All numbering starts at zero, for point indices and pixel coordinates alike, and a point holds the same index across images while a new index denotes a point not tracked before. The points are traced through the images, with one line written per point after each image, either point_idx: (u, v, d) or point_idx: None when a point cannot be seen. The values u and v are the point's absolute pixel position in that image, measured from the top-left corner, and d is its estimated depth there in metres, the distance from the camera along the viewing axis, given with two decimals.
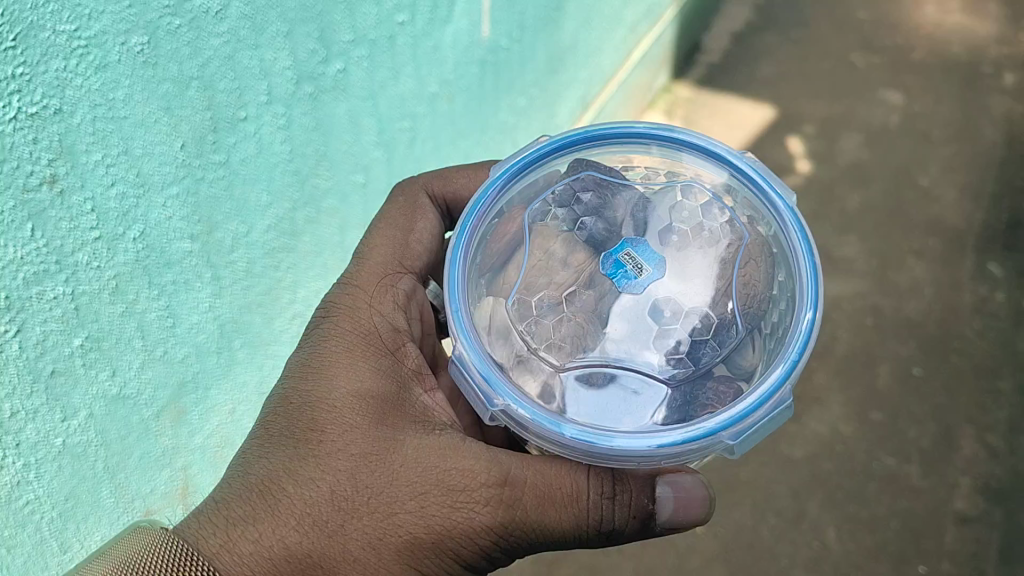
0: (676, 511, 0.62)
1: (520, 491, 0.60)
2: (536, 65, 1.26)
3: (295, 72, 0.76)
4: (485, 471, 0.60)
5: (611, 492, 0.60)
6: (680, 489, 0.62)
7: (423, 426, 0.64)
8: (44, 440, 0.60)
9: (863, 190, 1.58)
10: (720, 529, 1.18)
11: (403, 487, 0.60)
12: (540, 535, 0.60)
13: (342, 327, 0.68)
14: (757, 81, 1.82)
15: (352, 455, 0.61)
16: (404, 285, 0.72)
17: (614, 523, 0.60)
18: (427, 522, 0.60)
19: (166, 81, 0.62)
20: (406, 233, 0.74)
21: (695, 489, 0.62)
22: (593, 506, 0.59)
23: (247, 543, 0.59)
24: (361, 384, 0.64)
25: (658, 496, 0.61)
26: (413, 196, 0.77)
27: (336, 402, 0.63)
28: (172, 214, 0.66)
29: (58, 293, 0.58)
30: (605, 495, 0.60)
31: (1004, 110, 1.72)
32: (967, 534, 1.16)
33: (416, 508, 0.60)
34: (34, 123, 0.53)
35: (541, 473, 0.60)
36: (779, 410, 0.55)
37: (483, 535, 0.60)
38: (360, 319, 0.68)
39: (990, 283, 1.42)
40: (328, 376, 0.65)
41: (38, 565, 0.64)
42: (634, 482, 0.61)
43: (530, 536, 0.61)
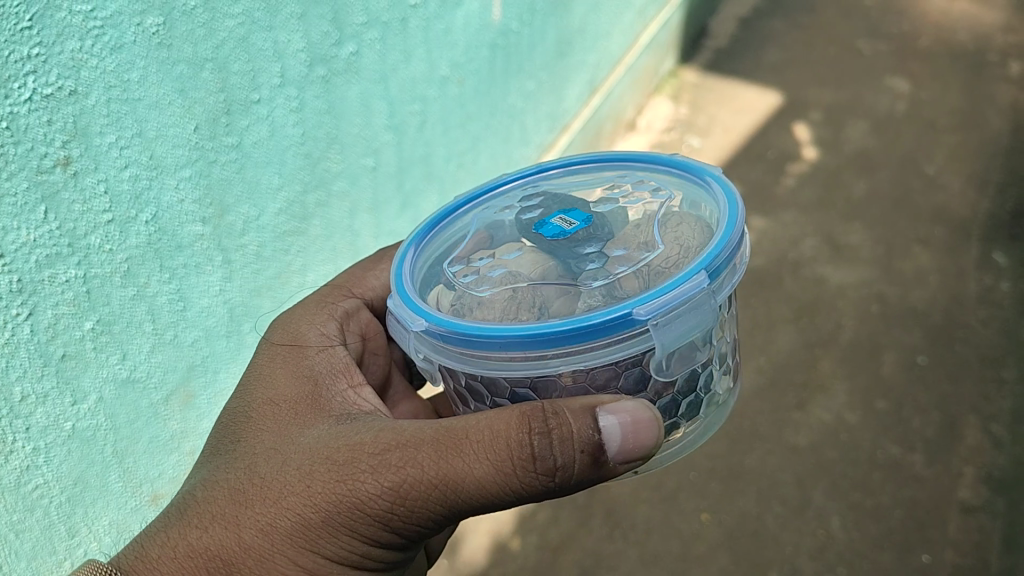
0: (630, 437, 0.47)
1: (415, 446, 0.50)
2: (546, 47, 1.25)
3: (308, 55, 0.75)
4: (385, 435, 0.52)
5: (542, 427, 0.47)
6: (626, 410, 0.47)
7: (338, 417, 0.57)
8: (54, 424, 0.60)
9: (870, 177, 1.57)
10: (725, 517, 1.18)
11: (293, 467, 0.53)
12: (452, 494, 0.49)
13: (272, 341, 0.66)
14: (763, 69, 1.81)
15: (255, 454, 0.56)
16: (347, 304, 0.70)
17: (551, 462, 0.48)
18: (316, 500, 0.52)
19: (180, 63, 0.62)
20: (364, 271, 0.74)
21: (637, 412, 0.47)
22: (515, 445, 0.47)
23: (154, 547, 0.53)
24: (279, 391, 0.60)
25: (600, 426, 0.47)
26: (384, 252, 0.76)
27: (252, 411, 0.59)
28: (184, 196, 0.65)
29: (70, 276, 0.57)
30: (529, 431, 0.47)
31: (1011, 99, 1.71)
32: (972, 523, 1.14)
33: (303, 485, 0.52)
34: (48, 104, 0.53)
35: (445, 423, 0.50)
36: (698, 297, 0.47)
37: (387, 508, 0.50)
38: (290, 330, 0.66)
39: (995, 272, 1.41)
40: (246, 383, 0.62)
41: (45, 550, 0.63)
42: (570, 413, 0.47)
43: (440, 499, 0.50)
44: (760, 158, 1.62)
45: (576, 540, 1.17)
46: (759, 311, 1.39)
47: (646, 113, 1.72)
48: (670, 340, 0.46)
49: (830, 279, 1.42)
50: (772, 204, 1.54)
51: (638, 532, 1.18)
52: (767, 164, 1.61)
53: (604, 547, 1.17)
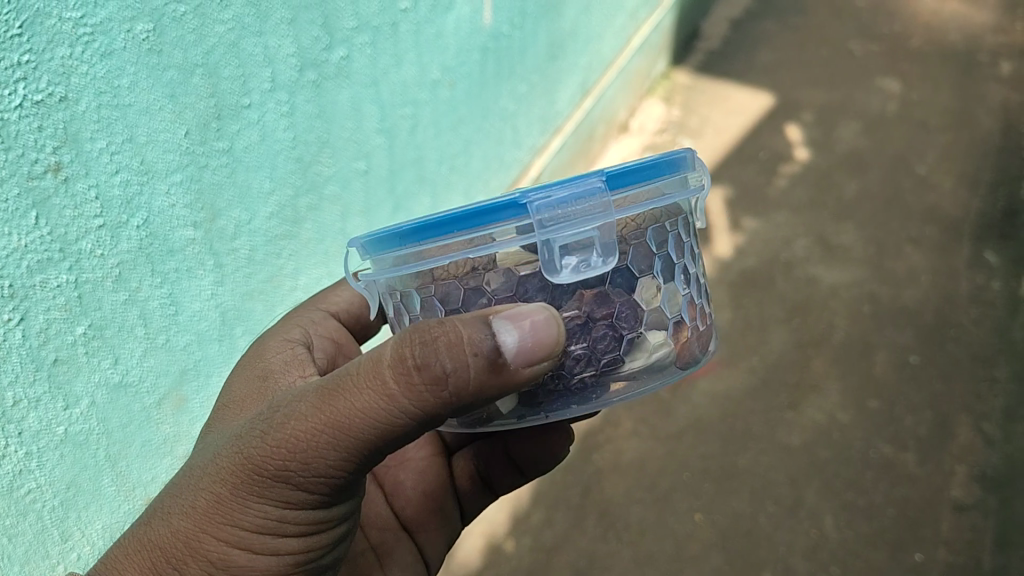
0: (526, 345, 0.45)
1: (300, 400, 0.49)
2: (538, 50, 1.26)
3: (299, 59, 0.75)
4: (288, 392, 0.51)
5: (420, 340, 0.45)
6: (523, 322, 0.45)
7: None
8: (46, 429, 0.60)
9: (861, 177, 1.58)
10: (718, 517, 1.18)
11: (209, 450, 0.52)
12: (343, 436, 0.47)
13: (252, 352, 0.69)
14: (755, 70, 1.82)
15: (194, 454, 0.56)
16: (312, 314, 0.72)
17: (438, 369, 0.45)
18: (219, 474, 0.50)
19: (170, 68, 0.62)
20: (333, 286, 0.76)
21: (535, 314, 0.46)
22: (395, 363, 0.46)
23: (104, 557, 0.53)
24: (235, 394, 0.61)
25: (495, 332, 0.45)
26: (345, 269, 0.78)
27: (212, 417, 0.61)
28: (176, 201, 0.66)
29: (61, 281, 0.58)
30: (404, 360, 0.46)
31: (1001, 99, 1.72)
32: (964, 521, 1.15)
33: (213, 464, 0.51)
34: (38, 111, 0.53)
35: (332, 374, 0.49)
36: (590, 186, 0.48)
37: (288, 465, 0.48)
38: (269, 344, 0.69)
39: (986, 271, 1.42)
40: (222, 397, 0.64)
41: (38, 554, 0.63)
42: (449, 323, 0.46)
43: (333, 442, 0.47)
44: (752, 159, 1.63)
45: (570, 542, 1.18)
46: (752, 311, 1.39)
47: (638, 115, 1.73)
48: (552, 225, 0.48)
49: (822, 279, 1.42)
50: (764, 205, 1.55)
51: (632, 532, 1.18)
52: (759, 165, 1.62)
53: (598, 548, 1.17)
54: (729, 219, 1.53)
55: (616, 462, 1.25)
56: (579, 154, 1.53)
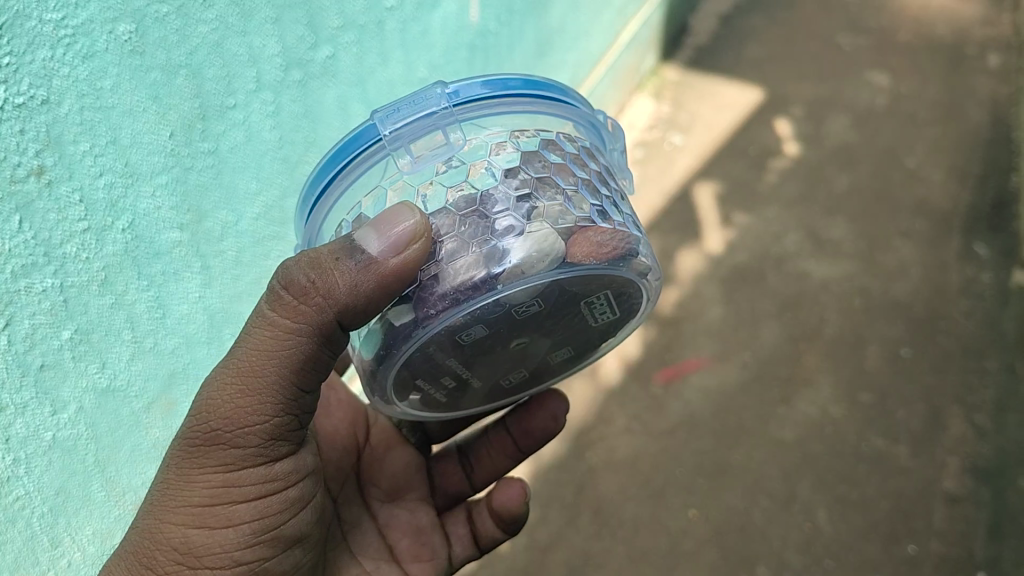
0: (388, 243, 0.51)
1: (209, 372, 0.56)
2: (526, 47, 1.25)
3: (284, 59, 0.75)
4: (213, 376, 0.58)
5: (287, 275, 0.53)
6: (388, 233, 0.51)
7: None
8: (33, 435, 0.60)
9: (851, 171, 1.58)
10: (712, 512, 1.19)
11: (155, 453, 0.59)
12: (250, 386, 0.54)
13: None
14: (743, 65, 1.82)
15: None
16: None
17: (302, 281, 0.52)
18: (165, 461, 0.57)
19: (154, 70, 0.62)
20: None
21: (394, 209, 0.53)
22: (276, 299, 0.53)
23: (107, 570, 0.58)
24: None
25: (358, 237, 0.53)
26: None
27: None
28: (161, 204, 0.65)
29: (46, 285, 0.57)
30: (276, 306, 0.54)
31: (989, 92, 1.72)
32: (956, 513, 1.16)
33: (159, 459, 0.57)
34: (20, 114, 0.52)
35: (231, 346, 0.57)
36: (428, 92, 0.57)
37: (213, 426, 0.55)
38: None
39: (976, 263, 1.42)
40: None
41: (29, 561, 0.63)
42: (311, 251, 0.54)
43: (246, 389, 0.55)
44: (741, 154, 1.63)
45: (564, 539, 1.18)
46: (743, 306, 1.39)
47: (628, 111, 1.72)
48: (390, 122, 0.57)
49: (812, 273, 1.42)
50: (754, 200, 1.55)
51: (626, 529, 1.18)
52: (749, 161, 1.62)
53: (593, 545, 1.17)
54: (719, 214, 1.52)
55: (608, 460, 1.25)
56: None
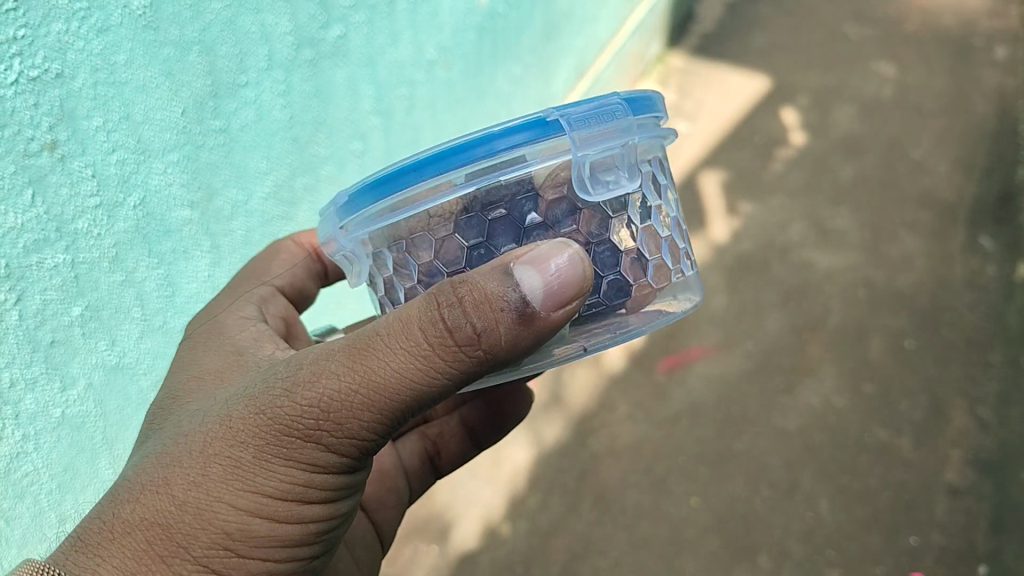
0: (556, 278, 0.43)
1: (328, 356, 0.45)
2: (533, 31, 1.24)
3: (295, 37, 0.74)
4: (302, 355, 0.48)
5: (449, 299, 0.43)
6: (544, 256, 0.44)
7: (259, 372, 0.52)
8: (43, 411, 0.59)
9: (856, 161, 1.58)
10: (714, 500, 1.18)
11: (207, 412, 0.49)
12: (375, 372, 0.44)
13: (197, 339, 0.61)
14: (750, 53, 1.81)
15: (176, 426, 0.50)
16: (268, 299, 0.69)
17: (468, 330, 0.43)
18: (251, 449, 0.46)
19: (167, 46, 0.61)
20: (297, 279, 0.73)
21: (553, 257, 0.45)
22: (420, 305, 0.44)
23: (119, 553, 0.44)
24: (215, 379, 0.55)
25: (523, 287, 0.43)
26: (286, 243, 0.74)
27: (184, 398, 0.54)
28: (172, 180, 0.65)
29: (58, 261, 0.57)
30: (437, 306, 0.43)
31: (996, 83, 1.72)
32: (959, 505, 1.16)
33: (223, 427, 0.46)
34: (34, 87, 0.52)
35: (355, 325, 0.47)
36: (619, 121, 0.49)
37: (325, 426, 0.45)
38: (211, 327, 0.62)
39: (981, 255, 1.42)
40: (188, 381, 0.56)
41: (37, 537, 0.63)
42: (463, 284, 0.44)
43: (367, 397, 0.45)
44: (747, 143, 1.62)
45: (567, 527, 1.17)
46: (747, 295, 1.39)
47: None
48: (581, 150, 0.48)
49: (817, 263, 1.42)
50: (760, 188, 1.54)
51: (628, 517, 1.17)
52: (755, 150, 1.61)
53: (594, 532, 1.17)
54: (725, 202, 1.52)
55: (612, 447, 1.25)
56: None
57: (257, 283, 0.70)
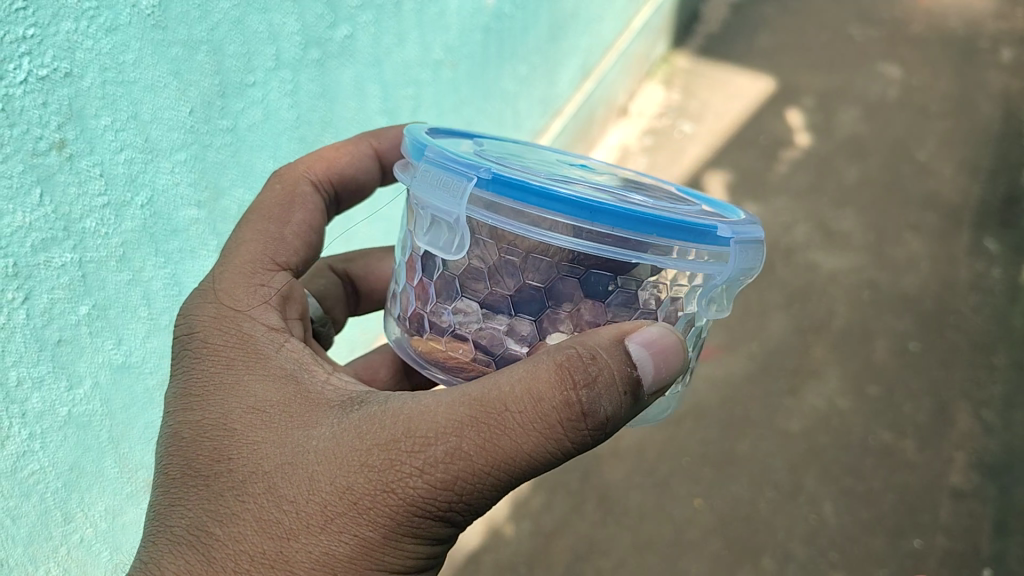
0: (662, 360, 0.44)
1: (456, 432, 0.43)
2: (539, 31, 1.24)
3: (303, 37, 0.74)
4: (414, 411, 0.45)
5: (585, 377, 0.42)
6: (655, 338, 0.44)
7: (341, 406, 0.48)
8: (49, 410, 0.59)
9: (861, 163, 1.58)
10: (718, 502, 1.18)
11: (303, 466, 0.45)
12: (510, 458, 0.43)
13: (211, 342, 0.52)
14: (754, 54, 1.81)
15: (265, 476, 0.46)
16: (280, 284, 0.57)
17: (600, 414, 0.43)
18: (371, 517, 0.44)
19: (175, 45, 0.61)
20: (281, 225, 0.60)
21: (665, 337, 0.45)
22: (560, 384, 0.42)
23: None
24: (262, 396, 0.49)
25: (637, 361, 0.44)
26: (294, 182, 0.64)
27: (234, 424, 0.48)
28: (179, 179, 0.65)
29: (65, 260, 0.57)
30: (573, 386, 0.42)
31: (1002, 85, 1.71)
32: (962, 508, 1.16)
33: (344, 499, 0.44)
34: (43, 86, 0.52)
35: (474, 386, 0.44)
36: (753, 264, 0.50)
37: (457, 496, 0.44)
38: (226, 328, 0.52)
39: (986, 258, 1.42)
40: (224, 392, 0.50)
41: (42, 536, 0.63)
42: (608, 357, 0.43)
43: (501, 472, 0.44)
44: (752, 144, 1.62)
45: (569, 527, 1.17)
46: (752, 296, 1.39)
47: (637, 99, 1.72)
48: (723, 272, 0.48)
49: (822, 265, 1.42)
50: (765, 190, 1.54)
51: (631, 518, 1.17)
52: (759, 151, 1.61)
53: (597, 532, 1.16)
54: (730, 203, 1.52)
55: (615, 447, 1.24)
56: (579, 137, 1.52)
57: (258, 256, 0.57)
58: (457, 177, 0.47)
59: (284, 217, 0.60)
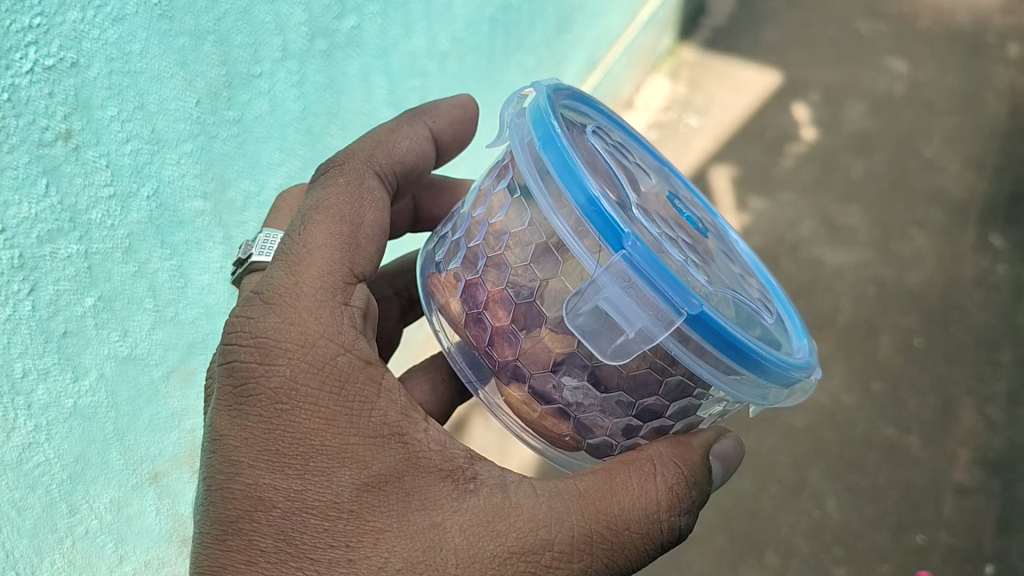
0: (718, 471, 0.59)
1: (589, 547, 0.51)
2: (545, 24, 1.24)
3: (310, 28, 0.74)
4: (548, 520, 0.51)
5: (687, 498, 0.54)
6: (720, 458, 0.58)
7: (453, 486, 0.52)
8: (55, 401, 0.59)
9: (867, 158, 1.57)
10: (722, 497, 1.18)
11: (442, 566, 0.49)
12: (626, 565, 0.53)
13: (305, 391, 0.51)
14: (761, 47, 1.80)
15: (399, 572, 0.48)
16: (359, 301, 0.56)
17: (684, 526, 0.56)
18: None
19: (182, 35, 0.60)
20: (353, 228, 0.58)
21: (725, 454, 0.59)
22: (671, 505, 0.53)
23: None
24: (376, 474, 0.50)
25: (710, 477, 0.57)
26: (357, 175, 0.61)
27: (351, 505, 0.49)
28: (186, 171, 0.64)
29: (71, 252, 0.57)
30: (680, 509, 0.54)
31: (1009, 81, 1.71)
32: (966, 505, 1.16)
33: None
34: (49, 76, 0.52)
35: (597, 498, 0.52)
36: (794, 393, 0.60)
37: None
38: (320, 370, 0.51)
39: (992, 254, 1.41)
40: (333, 462, 0.50)
41: (47, 527, 0.63)
42: (701, 480, 0.55)
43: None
44: (758, 138, 1.61)
45: None
46: None
47: (643, 91, 1.71)
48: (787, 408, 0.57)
49: (827, 260, 1.42)
50: (771, 184, 1.53)
51: None
52: (765, 145, 1.60)
53: None
54: (735, 197, 1.51)
55: None
56: None
57: (333, 265, 0.55)
58: (650, 284, 0.48)
59: (356, 217, 0.59)
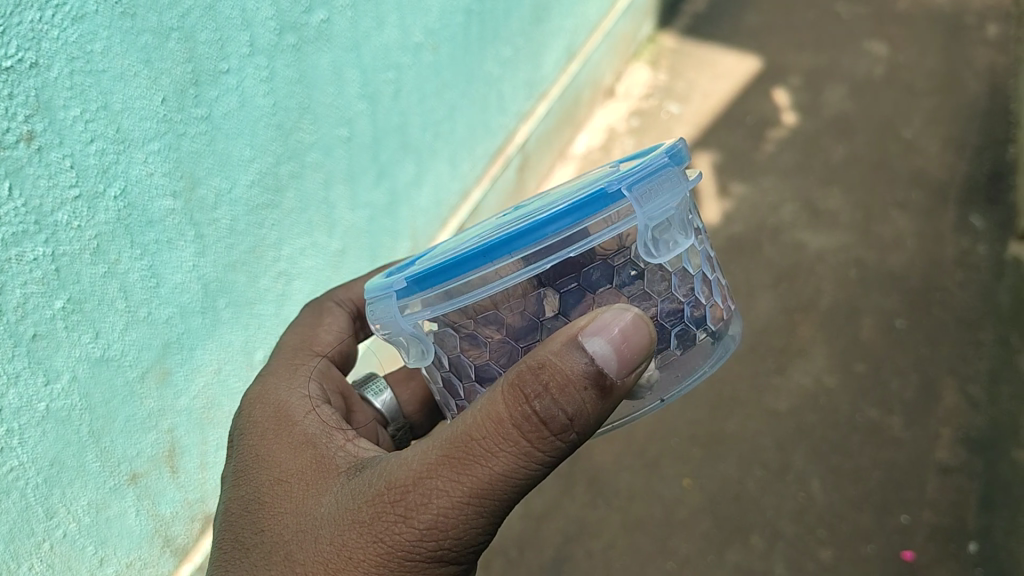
0: (620, 339, 0.46)
1: (428, 476, 0.48)
2: (522, 14, 1.24)
3: (278, 22, 0.74)
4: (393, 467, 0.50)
5: (537, 389, 0.46)
6: (609, 322, 0.46)
7: (346, 470, 0.54)
8: (26, 406, 0.59)
9: (848, 140, 1.57)
10: (708, 481, 1.19)
11: (313, 530, 0.51)
12: (486, 483, 0.47)
13: (249, 417, 0.61)
14: (741, 34, 1.81)
15: (286, 543, 0.51)
16: (317, 363, 0.68)
17: (563, 419, 0.47)
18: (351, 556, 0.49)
19: (145, 33, 0.60)
20: (315, 326, 0.72)
21: (623, 321, 0.47)
22: (511, 405, 0.47)
23: None
24: (286, 468, 0.55)
25: (593, 354, 0.46)
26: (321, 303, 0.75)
27: (264, 495, 0.55)
28: (153, 170, 0.64)
29: (37, 254, 0.56)
30: (527, 401, 0.46)
31: (988, 61, 1.71)
32: (949, 484, 1.14)
33: (341, 556, 0.49)
34: (8, 78, 0.51)
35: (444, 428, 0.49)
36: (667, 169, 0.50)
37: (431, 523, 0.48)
38: (264, 401, 0.62)
39: (972, 234, 1.41)
40: (257, 464, 0.57)
41: (24, 531, 0.62)
42: (563, 364, 0.46)
43: (465, 497, 0.48)
44: (738, 123, 1.62)
45: (560, 511, 1.18)
46: (739, 276, 1.40)
47: (624, 79, 1.71)
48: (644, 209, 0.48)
49: (808, 244, 1.43)
50: (751, 169, 1.55)
51: (620, 498, 1.18)
52: (746, 130, 1.61)
53: (588, 514, 1.17)
54: (717, 184, 1.53)
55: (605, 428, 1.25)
56: (566, 120, 1.51)
57: (299, 345, 0.70)
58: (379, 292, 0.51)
59: (318, 321, 0.72)
